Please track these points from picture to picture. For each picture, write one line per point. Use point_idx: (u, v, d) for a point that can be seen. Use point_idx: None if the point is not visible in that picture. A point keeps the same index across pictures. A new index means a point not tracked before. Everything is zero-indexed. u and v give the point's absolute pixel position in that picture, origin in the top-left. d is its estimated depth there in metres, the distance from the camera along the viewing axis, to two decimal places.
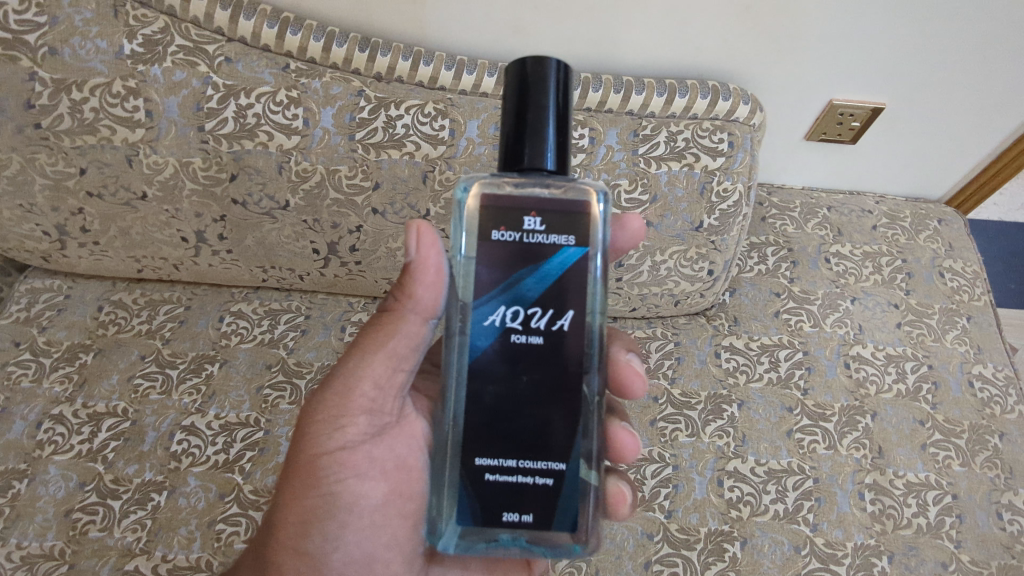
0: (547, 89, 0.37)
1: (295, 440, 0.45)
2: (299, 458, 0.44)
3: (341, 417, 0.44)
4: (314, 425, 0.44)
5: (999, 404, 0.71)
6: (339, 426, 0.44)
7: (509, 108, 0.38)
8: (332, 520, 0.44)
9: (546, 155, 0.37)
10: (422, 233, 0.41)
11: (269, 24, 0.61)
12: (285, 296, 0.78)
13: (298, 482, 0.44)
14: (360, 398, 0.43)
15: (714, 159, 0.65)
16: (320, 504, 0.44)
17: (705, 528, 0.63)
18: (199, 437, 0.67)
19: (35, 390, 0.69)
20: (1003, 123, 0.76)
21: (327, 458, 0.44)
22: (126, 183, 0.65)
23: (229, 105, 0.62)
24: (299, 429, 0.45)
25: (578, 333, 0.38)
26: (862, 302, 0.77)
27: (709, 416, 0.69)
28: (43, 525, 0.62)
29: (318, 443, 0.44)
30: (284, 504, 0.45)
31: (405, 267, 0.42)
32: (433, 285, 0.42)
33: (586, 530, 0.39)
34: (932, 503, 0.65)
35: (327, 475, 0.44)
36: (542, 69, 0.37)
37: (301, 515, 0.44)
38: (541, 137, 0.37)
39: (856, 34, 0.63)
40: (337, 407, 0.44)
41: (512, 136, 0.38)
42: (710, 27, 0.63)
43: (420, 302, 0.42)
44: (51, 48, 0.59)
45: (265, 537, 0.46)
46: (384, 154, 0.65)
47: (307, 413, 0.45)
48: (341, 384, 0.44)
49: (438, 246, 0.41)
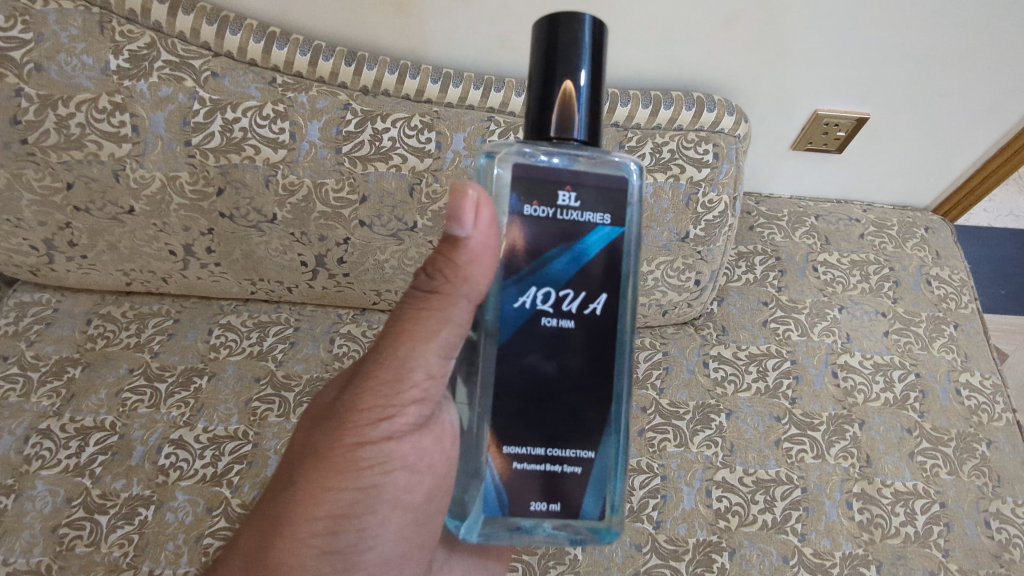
0: (578, 51, 0.35)
1: (328, 426, 0.40)
2: (335, 447, 0.39)
3: (389, 408, 0.39)
4: (355, 415, 0.39)
5: (986, 412, 0.71)
6: (386, 418, 0.39)
7: (537, 69, 0.36)
8: (372, 515, 0.41)
9: (574, 125, 0.36)
10: (482, 208, 0.35)
11: (255, 38, 0.61)
12: (273, 308, 0.78)
13: (330, 475, 0.39)
14: (409, 389, 0.39)
15: (699, 171, 0.66)
16: (358, 498, 0.40)
17: (693, 539, 0.63)
18: (187, 451, 0.67)
19: (21, 405, 0.69)
20: (990, 132, 0.77)
21: (371, 451, 0.40)
22: (113, 198, 0.66)
23: (215, 120, 0.62)
24: (333, 414, 0.40)
25: (611, 315, 0.37)
26: (849, 310, 0.77)
27: (697, 426, 0.69)
28: (29, 541, 0.62)
29: (361, 435, 0.39)
30: (307, 497, 0.39)
31: (455, 243, 0.36)
32: (489, 269, 0.36)
33: (611, 516, 0.39)
34: (920, 512, 0.65)
35: (369, 467, 0.40)
36: (575, 28, 0.35)
37: (333, 510, 0.40)
38: (571, 103, 0.35)
39: (833, 46, 0.64)
40: (384, 397, 0.39)
41: (540, 102, 0.36)
42: (691, 40, 0.63)
43: (474, 288, 0.37)
44: (36, 65, 0.59)
45: (272, 531, 0.40)
46: (370, 167, 0.65)
47: (345, 399, 0.40)
48: (390, 373, 0.38)
49: (495, 224, 0.36)
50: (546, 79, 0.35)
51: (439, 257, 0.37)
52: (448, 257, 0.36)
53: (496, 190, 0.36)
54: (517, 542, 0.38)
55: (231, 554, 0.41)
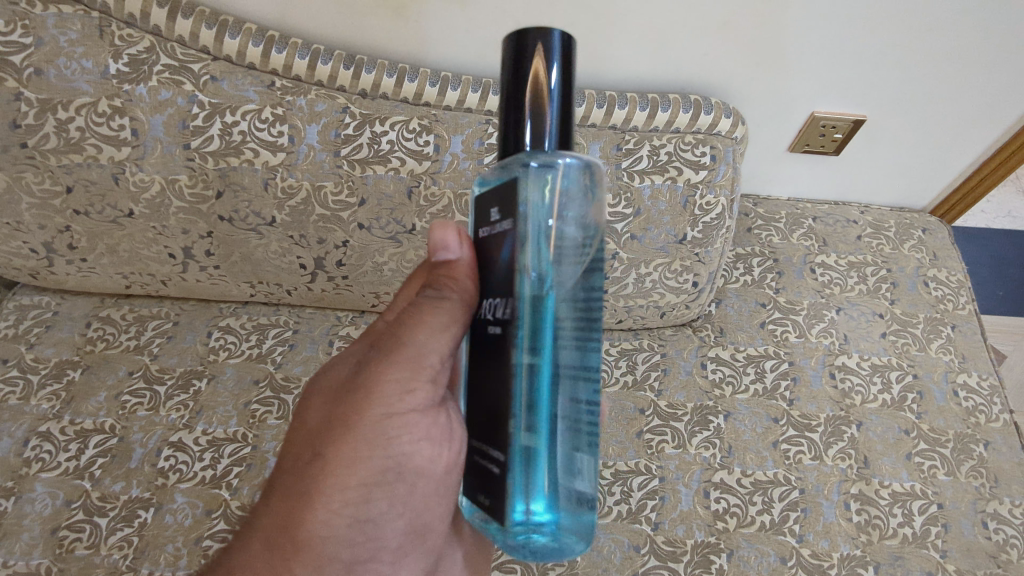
0: (548, 62, 0.34)
1: (349, 398, 0.39)
2: (361, 418, 0.39)
3: (415, 381, 0.39)
4: (380, 388, 0.39)
5: (983, 413, 0.72)
6: (409, 392, 0.39)
7: (506, 84, 0.35)
8: (400, 483, 0.40)
9: (545, 135, 0.34)
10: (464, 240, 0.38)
11: (253, 42, 0.62)
12: (273, 310, 0.78)
13: (356, 445, 0.38)
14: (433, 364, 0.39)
15: (696, 172, 0.66)
16: (385, 468, 0.39)
17: (692, 540, 0.64)
18: (186, 454, 0.67)
19: (21, 408, 0.69)
20: (986, 133, 0.77)
21: (396, 421, 0.39)
22: (112, 202, 0.66)
23: (214, 123, 0.62)
24: (355, 385, 0.40)
25: (559, 315, 0.33)
26: (846, 312, 0.77)
27: (695, 427, 0.70)
28: (29, 543, 0.62)
29: (388, 406, 0.39)
30: (336, 468, 0.38)
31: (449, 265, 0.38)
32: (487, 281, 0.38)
33: (548, 518, 0.33)
34: (918, 513, 0.65)
35: (397, 437, 0.39)
36: (546, 41, 0.34)
37: (365, 479, 0.39)
38: (541, 114, 0.34)
39: (829, 48, 0.64)
40: (404, 376, 0.39)
41: (509, 114, 0.34)
42: (687, 43, 0.64)
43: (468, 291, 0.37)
44: (36, 69, 0.59)
45: (298, 503, 0.39)
46: (369, 170, 0.65)
47: (367, 372, 0.39)
48: (411, 350, 0.38)
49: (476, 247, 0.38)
50: (514, 90, 0.34)
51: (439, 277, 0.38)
52: (448, 276, 0.38)
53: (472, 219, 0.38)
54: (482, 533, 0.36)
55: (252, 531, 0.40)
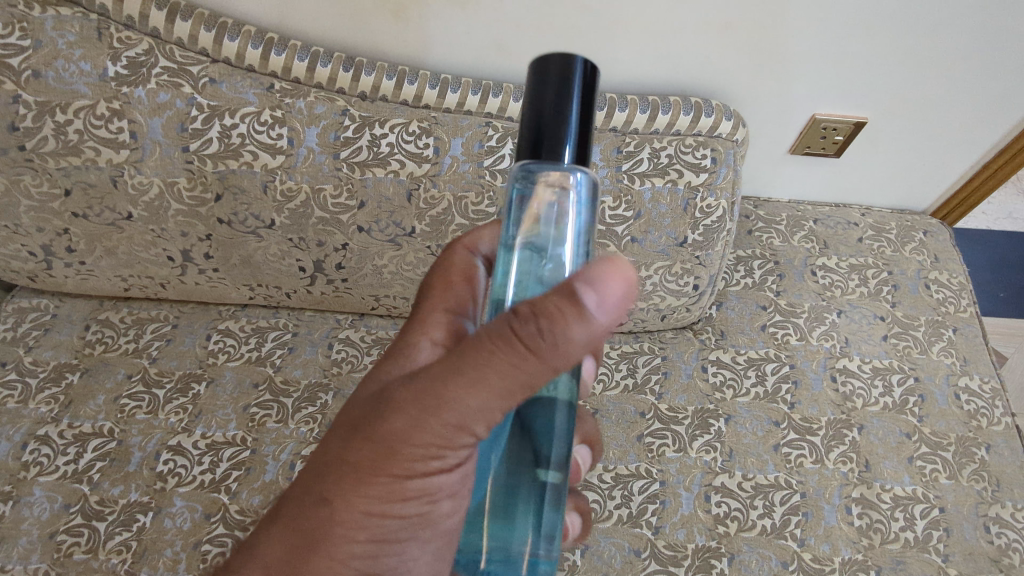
0: (569, 85, 0.34)
1: (370, 447, 0.35)
2: (381, 474, 0.36)
3: (445, 447, 0.34)
4: (404, 446, 0.35)
5: (985, 416, 0.71)
6: (441, 460, 0.35)
7: (527, 106, 0.34)
8: (413, 541, 0.37)
9: (563, 152, 0.33)
10: (609, 273, 0.31)
11: (252, 44, 0.61)
12: (272, 313, 0.78)
13: (371, 500, 0.36)
14: (467, 431, 0.34)
15: (697, 175, 0.66)
16: (402, 526, 0.37)
17: (693, 544, 0.63)
18: (185, 457, 0.67)
19: (19, 411, 0.69)
20: (987, 136, 0.77)
21: (418, 483, 0.36)
22: (110, 205, 0.66)
23: (213, 126, 0.62)
24: (376, 439, 0.35)
25: None
26: (847, 314, 0.77)
27: (696, 431, 0.69)
28: (27, 548, 0.62)
29: (411, 468, 0.35)
30: (344, 520, 0.36)
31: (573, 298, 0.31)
32: (587, 346, 0.32)
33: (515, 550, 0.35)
34: (919, 517, 0.65)
35: (416, 499, 0.36)
36: (570, 67, 0.34)
37: (375, 534, 0.37)
38: (560, 134, 0.33)
39: (832, 50, 0.64)
40: (433, 439, 0.34)
41: (529, 134, 0.34)
42: (689, 45, 0.63)
43: (573, 358, 0.32)
44: (34, 71, 0.59)
45: (302, 544, 0.36)
46: (369, 173, 0.65)
47: (390, 427, 0.35)
48: (449, 418, 0.33)
49: (602, 285, 0.31)
50: (535, 110, 0.34)
51: (544, 311, 0.31)
52: (556, 324, 0.31)
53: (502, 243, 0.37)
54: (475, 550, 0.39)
55: (251, 559, 0.37)
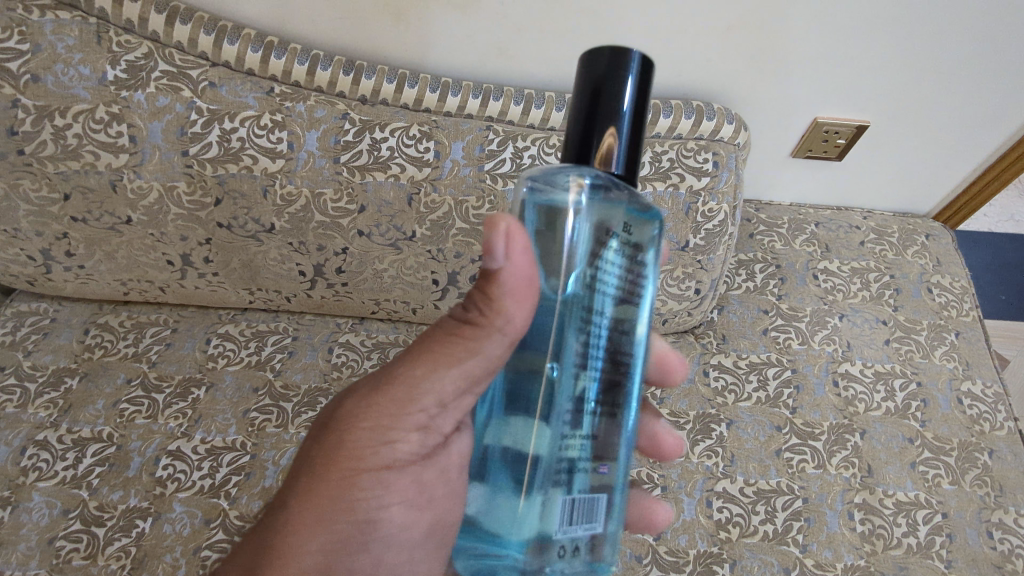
0: (623, 86, 0.35)
1: (326, 440, 0.39)
2: (333, 470, 0.38)
3: (393, 430, 0.38)
4: (356, 432, 0.38)
5: (988, 420, 0.71)
6: (390, 445, 0.38)
7: (579, 102, 0.36)
8: (365, 554, 0.38)
9: (614, 158, 0.35)
10: (512, 236, 0.33)
11: (253, 48, 0.61)
12: (272, 317, 0.78)
13: (323, 500, 0.38)
14: (417, 412, 0.38)
15: (699, 179, 0.66)
16: (352, 532, 0.38)
17: (694, 550, 0.63)
18: (184, 463, 0.67)
19: (19, 416, 0.69)
20: (990, 139, 0.76)
21: (370, 477, 0.38)
22: (110, 209, 0.66)
23: (213, 130, 0.62)
24: (331, 428, 0.39)
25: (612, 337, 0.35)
26: (849, 318, 0.77)
27: (698, 436, 0.69)
28: (26, 554, 0.62)
29: (361, 459, 0.38)
30: (299, 526, 0.37)
31: (491, 272, 0.34)
32: (526, 301, 0.34)
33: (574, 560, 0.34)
34: (922, 523, 0.65)
35: (367, 499, 0.38)
36: (625, 66, 0.35)
37: (325, 544, 0.37)
38: (612, 136, 0.35)
39: (834, 54, 0.64)
40: (383, 421, 0.38)
41: (580, 134, 0.35)
42: (691, 47, 0.63)
43: (511, 321, 0.34)
44: (33, 76, 0.59)
45: (254, 561, 0.37)
46: (369, 177, 0.65)
47: (342, 416, 0.39)
48: (397, 393, 0.37)
49: (527, 247, 0.34)
50: (587, 108, 0.35)
51: (478, 292, 0.36)
52: (485, 291, 0.35)
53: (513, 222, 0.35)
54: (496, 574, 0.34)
55: None
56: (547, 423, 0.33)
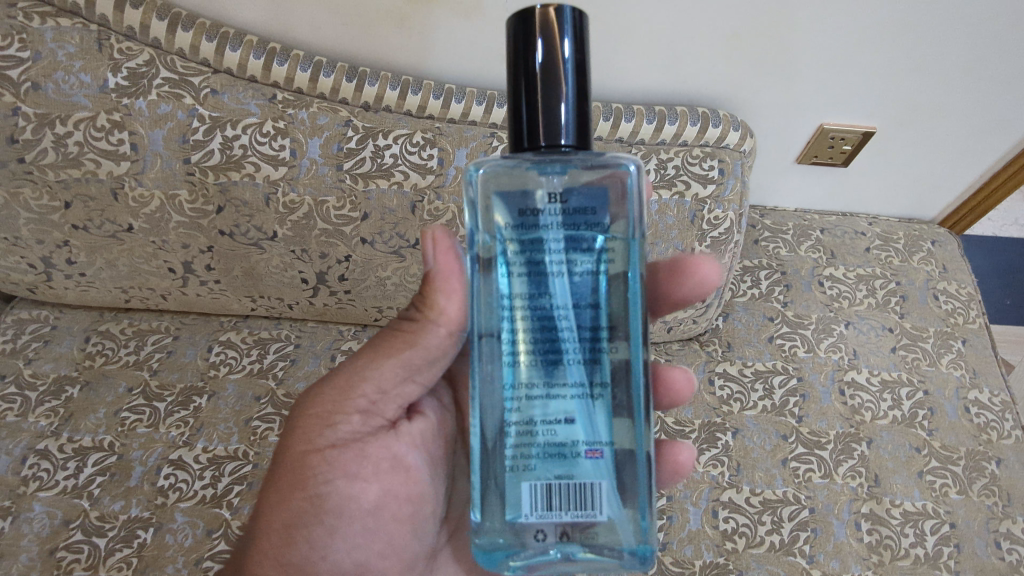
0: (558, 49, 0.35)
1: (286, 431, 0.45)
2: (288, 454, 0.44)
3: (336, 412, 0.43)
4: (306, 419, 0.44)
5: (995, 429, 0.71)
6: (331, 426, 0.44)
7: (518, 75, 0.36)
8: (319, 525, 0.43)
9: (563, 130, 0.36)
10: (438, 240, 0.40)
11: (255, 55, 0.60)
12: (274, 324, 0.77)
13: (279, 485, 0.43)
14: (359, 396, 0.43)
15: (705, 187, 0.65)
16: (305, 508, 0.43)
17: (700, 561, 0.63)
18: (186, 472, 0.66)
19: (19, 425, 0.68)
20: (997, 144, 0.76)
21: (316, 456, 0.43)
22: (111, 217, 0.65)
23: (215, 137, 0.61)
24: (291, 420, 0.45)
25: (602, 320, 0.36)
26: (856, 326, 0.76)
27: (703, 445, 0.69)
28: (27, 565, 0.61)
29: (308, 442, 0.43)
30: (266, 509, 0.43)
31: (425, 277, 0.41)
32: (456, 295, 0.41)
33: (565, 538, 0.36)
34: (930, 533, 0.64)
35: (314, 476, 0.43)
36: (556, 29, 0.35)
37: (286, 520, 0.42)
38: (556, 107, 0.35)
39: (840, 60, 0.63)
40: (329, 407, 0.44)
41: (527, 109, 0.36)
42: (698, 53, 0.63)
43: (444, 313, 0.41)
44: (33, 83, 0.58)
45: (244, 547, 0.44)
46: (372, 184, 0.64)
47: (299, 407, 0.45)
48: (341, 381, 0.44)
49: (454, 252, 0.40)
50: (529, 80, 0.36)
51: (416, 296, 0.42)
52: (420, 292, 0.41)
53: (478, 208, 0.36)
54: (495, 551, 0.37)
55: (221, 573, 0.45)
56: (528, 412, 0.36)
